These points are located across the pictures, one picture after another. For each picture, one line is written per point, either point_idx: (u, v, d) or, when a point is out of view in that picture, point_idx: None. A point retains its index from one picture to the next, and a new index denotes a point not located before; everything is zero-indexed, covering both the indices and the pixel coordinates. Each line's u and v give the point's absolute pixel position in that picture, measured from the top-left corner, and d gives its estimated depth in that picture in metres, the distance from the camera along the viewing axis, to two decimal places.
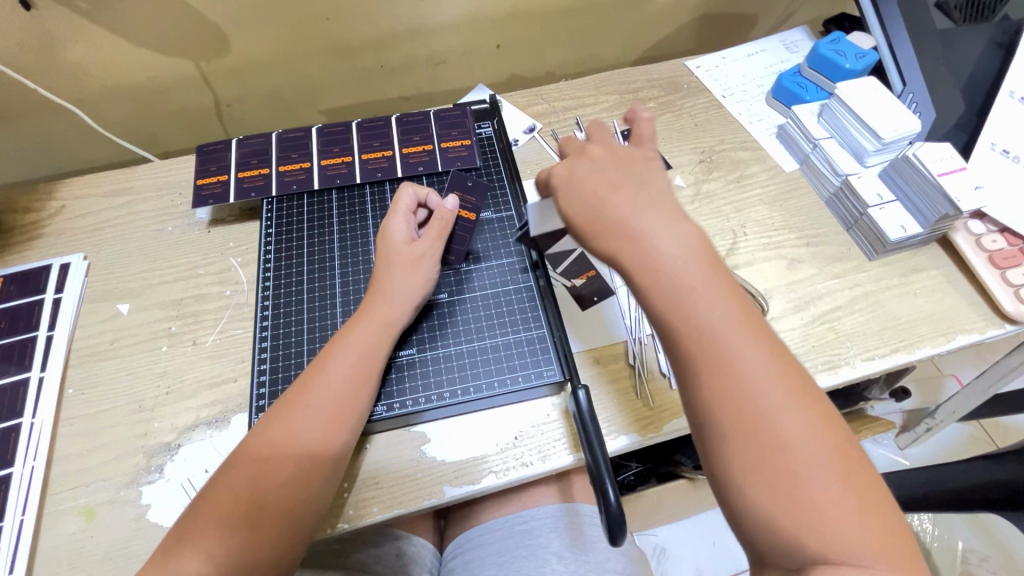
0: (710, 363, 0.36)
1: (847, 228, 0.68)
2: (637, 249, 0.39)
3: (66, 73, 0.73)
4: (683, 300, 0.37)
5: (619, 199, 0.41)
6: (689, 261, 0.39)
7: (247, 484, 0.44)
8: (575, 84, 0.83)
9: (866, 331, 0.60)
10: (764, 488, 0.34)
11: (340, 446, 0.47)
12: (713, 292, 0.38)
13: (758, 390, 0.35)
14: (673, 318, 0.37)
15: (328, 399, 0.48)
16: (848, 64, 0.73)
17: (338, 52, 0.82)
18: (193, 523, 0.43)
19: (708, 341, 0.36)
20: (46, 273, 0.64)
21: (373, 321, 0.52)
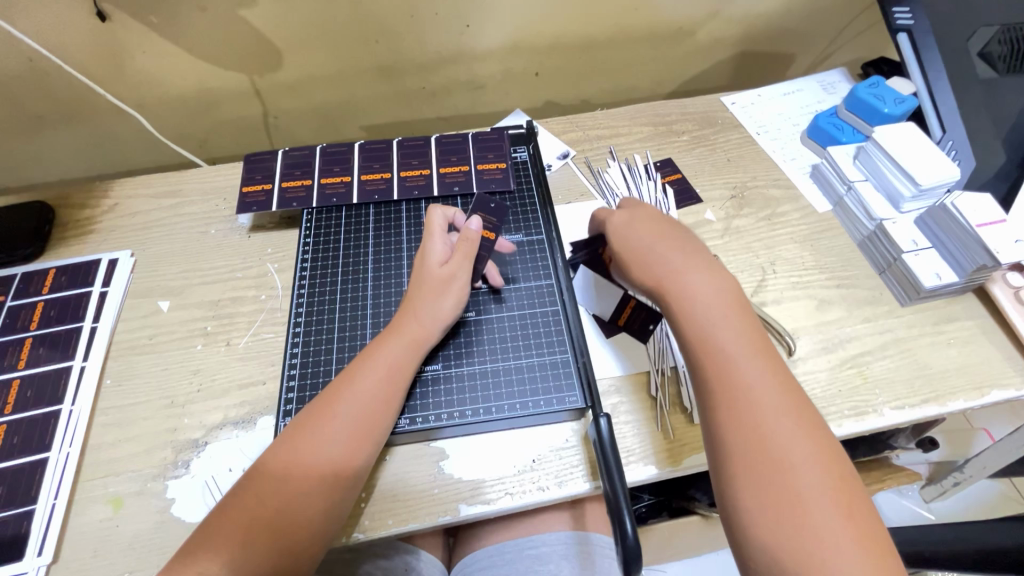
0: (729, 386, 0.44)
1: (880, 273, 0.67)
2: (678, 290, 0.50)
3: (130, 81, 0.78)
4: (711, 332, 0.46)
5: (663, 245, 0.54)
6: (723, 306, 0.48)
7: (272, 492, 0.45)
8: (611, 114, 0.84)
9: (895, 379, 0.59)
10: (762, 500, 0.39)
11: (363, 458, 0.49)
12: (738, 327, 0.47)
13: (772, 423, 0.42)
14: (703, 349, 0.46)
15: (356, 411, 0.49)
16: (886, 108, 0.73)
17: (383, 72, 0.85)
18: (217, 524, 0.44)
19: (728, 373, 0.44)
20: (95, 267, 0.67)
21: (403, 337, 0.54)
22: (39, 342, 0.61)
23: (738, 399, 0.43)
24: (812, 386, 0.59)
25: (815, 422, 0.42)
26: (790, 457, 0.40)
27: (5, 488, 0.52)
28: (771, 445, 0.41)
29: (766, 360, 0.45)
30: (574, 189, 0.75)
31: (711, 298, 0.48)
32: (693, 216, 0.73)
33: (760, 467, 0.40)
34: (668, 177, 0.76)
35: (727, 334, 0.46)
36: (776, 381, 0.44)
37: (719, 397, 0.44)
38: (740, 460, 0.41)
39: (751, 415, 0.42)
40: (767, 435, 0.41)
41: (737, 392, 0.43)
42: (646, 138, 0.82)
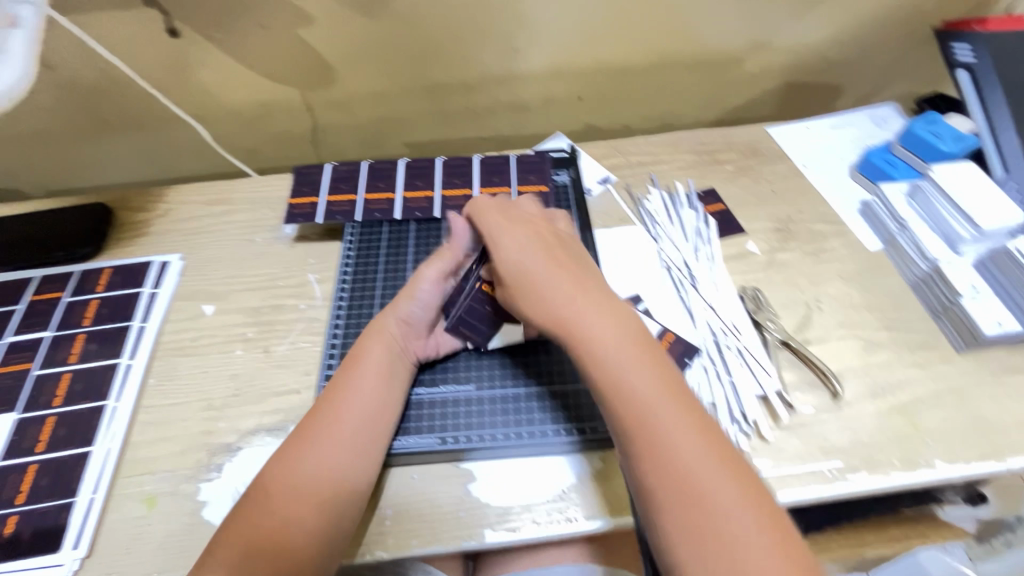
0: (641, 425, 0.43)
1: (934, 316, 0.64)
2: (578, 333, 0.47)
3: (191, 93, 0.82)
4: (617, 374, 0.45)
5: (551, 272, 0.51)
6: (619, 341, 0.46)
7: (264, 514, 0.45)
8: (652, 141, 0.84)
9: (950, 431, 0.56)
10: (694, 543, 0.39)
11: (356, 469, 0.49)
12: (641, 363, 0.46)
13: (688, 458, 0.42)
14: (613, 391, 0.45)
15: (343, 421, 0.50)
16: (944, 147, 0.71)
17: (430, 92, 0.87)
18: (226, 536, 0.45)
19: (640, 412, 0.44)
20: (147, 269, 0.70)
21: (381, 342, 0.55)
22: (91, 339, 0.63)
23: (653, 442, 0.42)
24: (858, 431, 0.56)
25: (719, 440, 0.43)
26: (705, 494, 0.40)
27: (48, 480, 0.54)
28: (685, 487, 0.41)
29: (668, 388, 0.45)
30: (614, 214, 0.75)
31: (611, 336, 0.47)
32: (735, 246, 0.71)
33: (682, 512, 0.40)
34: (710, 207, 0.75)
35: (632, 372, 0.45)
36: (678, 408, 0.44)
37: (637, 440, 0.43)
38: (665, 500, 0.41)
39: (665, 455, 0.42)
40: (682, 473, 0.41)
41: (649, 430, 0.43)
42: (688, 166, 0.81)
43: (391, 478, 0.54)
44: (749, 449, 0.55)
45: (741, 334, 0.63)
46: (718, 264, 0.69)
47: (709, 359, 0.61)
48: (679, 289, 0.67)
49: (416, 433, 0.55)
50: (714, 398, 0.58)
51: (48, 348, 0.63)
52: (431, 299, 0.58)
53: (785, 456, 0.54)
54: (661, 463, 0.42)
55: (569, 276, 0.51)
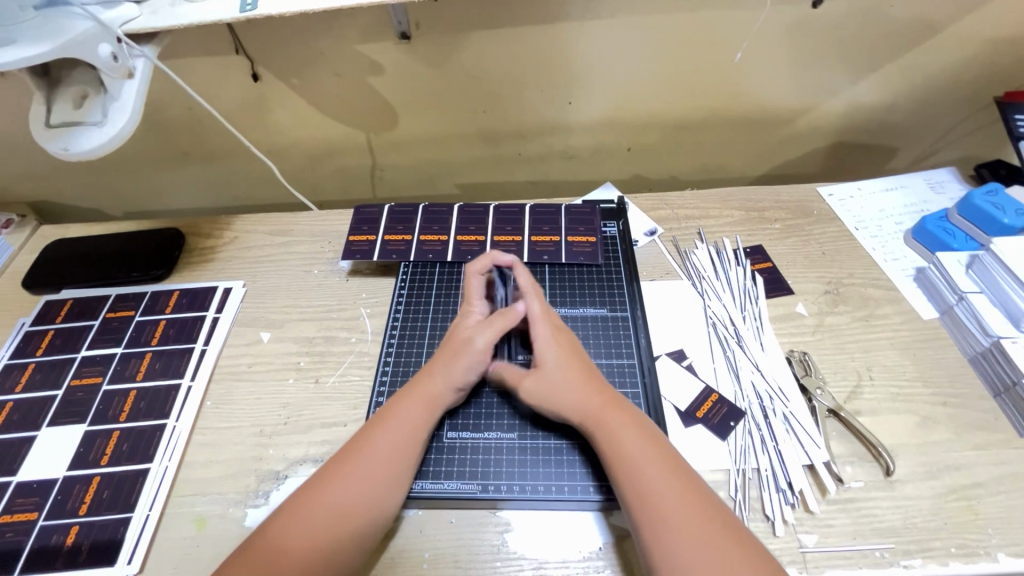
0: (660, 520, 0.46)
1: (995, 395, 0.62)
2: (605, 429, 0.53)
3: (265, 130, 0.88)
4: (637, 467, 0.49)
5: (579, 373, 0.57)
6: (640, 439, 0.51)
7: (276, 546, 0.47)
8: (700, 195, 0.85)
9: (1013, 520, 0.53)
10: None
11: (372, 511, 0.50)
12: (659, 460, 0.50)
13: (706, 555, 0.44)
14: (632, 484, 0.49)
15: (369, 464, 0.52)
16: (1006, 218, 0.69)
17: (484, 138, 0.91)
18: (240, 559, 0.46)
19: (659, 507, 0.47)
20: (212, 294, 0.74)
21: (423, 395, 0.57)
22: (157, 358, 0.67)
23: (654, 514, 0.47)
24: (912, 514, 0.54)
25: (723, 519, 0.46)
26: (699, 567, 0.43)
27: (109, 493, 0.57)
28: (685, 559, 0.44)
29: (674, 467, 0.50)
30: (660, 267, 0.75)
31: (624, 421, 0.53)
32: (783, 307, 0.71)
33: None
34: (757, 265, 0.75)
35: (640, 450, 0.51)
36: (688, 494, 0.48)
37: (655, 533, 0.46)
38: None
39: (682, 550, 0.44)
40: (681, 542, 0.45)
41: (667, 524, 0.46)
42: (736, 222, 0.81)
43: (428, 521, 0.54)
44: (794, 522, 0.53)
45: (788, 399, 0.62)
46: (766, 325, 0.68)
47: (754, 423, 0.60)
48: (724, 348, 0.67)
49: (458, 478, 0.56)
50: (759, 464, 0.57)
51: (118, 364, 0.67)
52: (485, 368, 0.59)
53: (834, 532, 0.53)
54: (660, 532, 0.46)
55: (593, 377, 0.57)
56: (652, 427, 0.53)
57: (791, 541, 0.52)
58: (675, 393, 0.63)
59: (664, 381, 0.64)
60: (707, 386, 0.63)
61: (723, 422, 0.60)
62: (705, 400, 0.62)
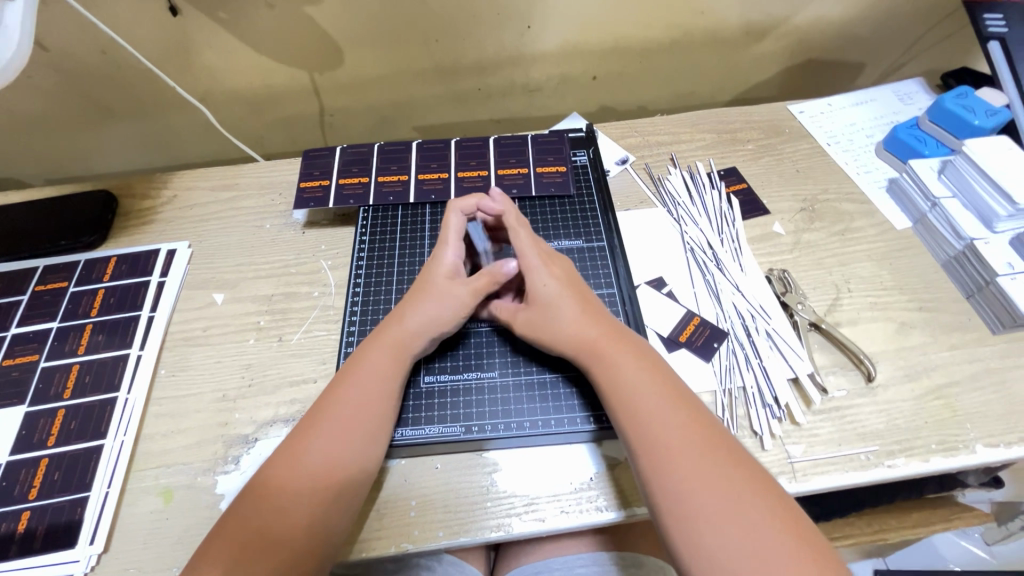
0: (654, 447, 0.45)
1: (968, 296, 0.62)
2: (600, 361, 0.51)
3: (196, 75, 0.79)
4: (633, 397, 0.48)
5: (572, 303, 0.54)
6: (635, 369, 0.49)
7: (257, 516, 0.44)
8: (671, 120, 0.82)
9: (989, 414, 0.54)
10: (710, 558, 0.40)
11: (352, 471, 0.47)
12: (655, 389, 0.48)
13: (705, 481, 0.42)
14: (627, 415, 0.47)
15: (339, 425, 0.48)
16: (977, 120, 0.68)
17: (440, 73, 0.84)
18: (222, 531, 0.44)
19: (655, 437, 0.45)
20: (154, 257, 0.68)
21: (387, 344, 0.53)
22: (99, 330, 0.61)
23: (651, 445, 0.45)
24: (894, 416, 0.54)
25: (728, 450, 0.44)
26: (700, 497, 0.42)
27: (61, 474, 0.52)
28: (685, 485, 0.43)
29: (672, 393, 0.48)
30: (635, 196, 0.72)
31: (625, 353, 0.51)
32: (760, 228, 0.69)
33: (675, 507, 0.42)
34: (732, 187, 0.73)
35: (636, 380, 0.49)
36: (688, 421, 0.46)
37: (650, 460, 0.45)
38: (679, 519, 0.42)
39: (679, 477, 0.43)
40: (681, 472, 0.43)
41: (662, 452, 0.44)
42: (709, 145, 0.78)
43: (411, 469, 0.52)
44: (782, 434, 0.53)
45: (770, 317, 0.61)
46: (743, 245, 0.67)
47: (737, 343, 0.59)
48: (704, 272, 0.65)
49: (440, 422, 0.54)
50: (744, 382, 0.56)
51: (55, 339, 0.61)
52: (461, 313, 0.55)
53: (820, 441, 0.53)
54: (661, 462, 0.44)
55: (587, 308, 0.54)
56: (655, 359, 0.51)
57: (779, 453, 0.52)
58: (658, 320, 0.61)
59: (647, 308, 0.62)
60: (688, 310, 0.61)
61: (706, 343, 0.59)
62: (689, 324, 0.60)
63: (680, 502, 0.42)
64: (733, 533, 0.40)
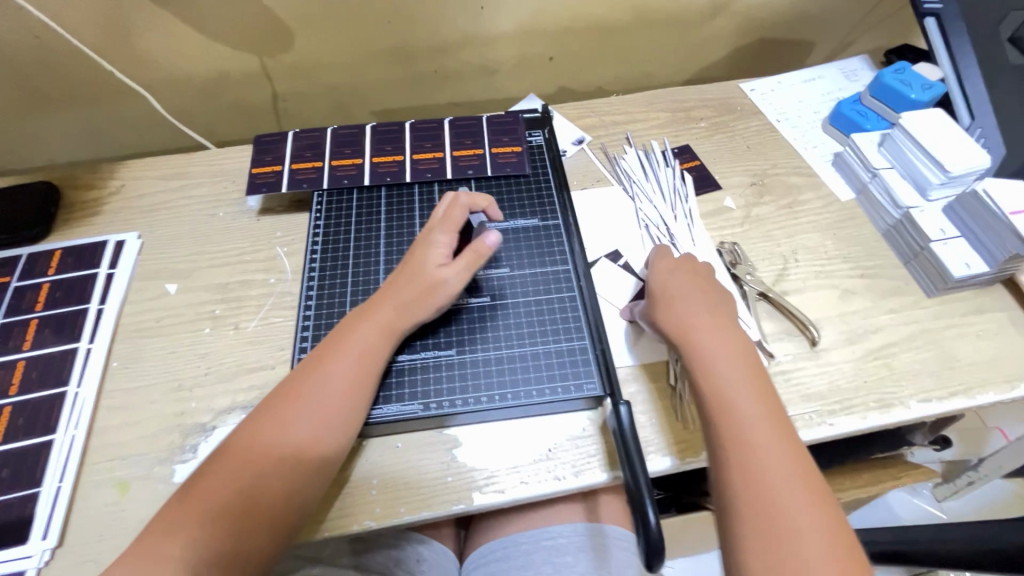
0: (736, 444, 0.44)
1: (905, 263, 0.65)
2: (693, 349, 0.50)
3: (138, 60, 0.76)
4: (728, 393, 0.47)
5: (680, 295, 0.54)
6: (734, 367, 0.48)
7: (229, 485, 0.45)
8: (627, 100, 0.83)
9: (923, 371, 0.57)
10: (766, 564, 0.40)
11: (329, 448, 0.48)
12: (751, 391, 0.47)
13: (781, 489, 0.42)
14: (714, 405, 0.47)
15: (320, 401, 0.48)
16: (913, 94, 0.71)
17: (395, 56, 0.83)
18: (188, 498, 0.44)
19: (739, 432, 0.45)
20: (102, 249, 0.66)
21: (378, 322, 0.53)
22: (45, 324, 0.60)
23: (738, 441, 0.44)
24: (836, 377, 0.57)
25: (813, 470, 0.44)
26: (787, 497, 0.42)
27: (10, 471, 0.51)
28: (763, 490, 0.42)
29: (766, 400, 0.47)
30: (590, 175, 0.74)
31: (731, 353, 0.49)
32: (712, 203, 0.71)
33: (761, 515, 0.41)
34: (686, 164, 0.75)
35: (732, 377, 0.48)
36: (777, 430, 0.45)
37: (731, 453, 0.44)
38: (747, 519, 0.42)
39: (757, 477, 0.43)
40: (762, 474, 0.43)
41: (746, 450, 0.44)
42: (663, 124, 0.80)
43: (374, 448, 0.53)
44: None
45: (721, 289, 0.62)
46: (696, 221, 0.68)
47: None
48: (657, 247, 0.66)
49: (398, 402, 0.54)
50: None
51: None
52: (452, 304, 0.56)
53: None
54: (744, 459, 0.44)
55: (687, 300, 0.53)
56: (758, 365, 0.49)
57: None
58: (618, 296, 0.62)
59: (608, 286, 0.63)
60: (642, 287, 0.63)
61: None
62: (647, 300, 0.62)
63: (769, 512, 0.41)
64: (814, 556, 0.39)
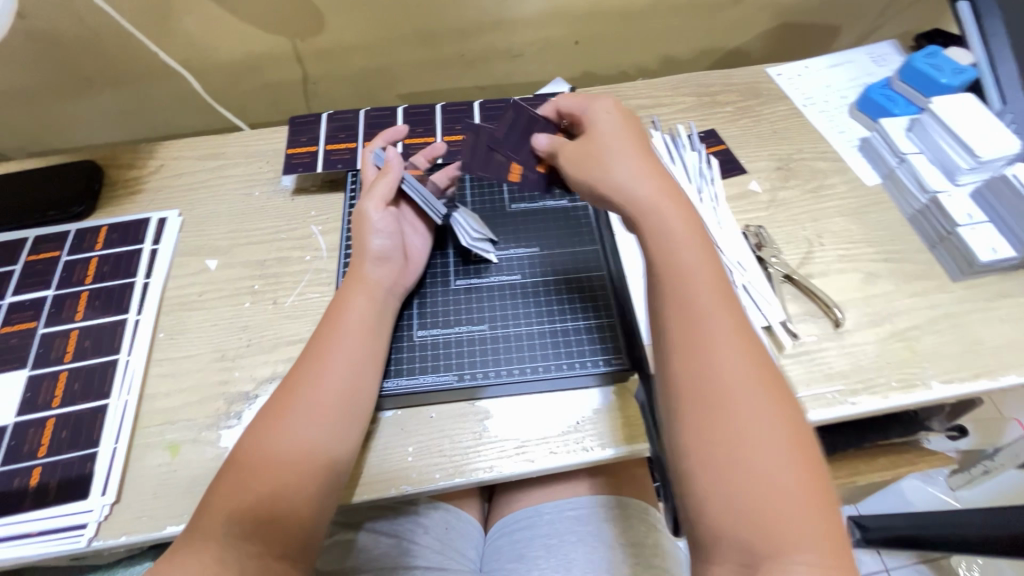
0: (684, 318, 0.44)
1: (931, 247, 0.66)
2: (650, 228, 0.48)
3: (176, 43, 0.79)
4: (677, 272, 0.46)
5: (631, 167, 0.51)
6: (686, 243, 0.47)
7: (261, 463, 0.45)
8: (653, 84, 0.83)
9: (945, 353, 0.58)
10: (701, 430, 0.41)
11: (342, 417, 0.49)
12: (699, 267, 0.46)
13: (726, 363, 0.42)
14: (665, 282, 0.46)
15: (327, 370, 0.50)
16: (944, 79, 0.71)
17: (423, 39, 0.85)
18: (225, 478, 0.45)
19: (688, 307, 0.45)
20: (145, 226, 0.69)
21: (360, 288, 0.56)
22: (95, 296, 0.63)
23: (687, 317, 0.44)
24: (858, 357, 0.58)
25: (762, 358, 0.43)
26: (730, 370, 0.42)
27: (68, 433, 0.54)
28: (709, 362, 0.42)
29: (716, 280, 0.46)
30: None
31: (694, 259, 0.47)
32: (737, 186, 0.72)
33: (703, 399, 0.41)
34: (712, 148, 0.75)
35: (683, 254, 0.47)
36: (726, 309, 0.45)
37: (679, 329, 0.44)
38: (687, 390, 0.42)
39: (700, 351, 0.43)
40: (708, 348, 0.43)
41: (691, 324, 0.44)
42: (689, 108, 0.80)
43: (408, 419, 0.55)
44: None
45: (747, 271, 0.64)
46: (722, 204, 0.69)
47: None
48: None
49: (434, 372, 0.57)
50: None
51: (51, 306, 0.62)
52: (389, 228, 0.59)
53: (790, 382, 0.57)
54: (692, 333, 0.44)
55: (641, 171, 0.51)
56: (711, 249, 0.48)
57: None
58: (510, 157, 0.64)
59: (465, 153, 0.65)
60: (529, 126, 0.63)
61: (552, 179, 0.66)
62: (512, 164, 0.64)
63: (712, 396, 0.41)
64: (765, 449, 0.39)
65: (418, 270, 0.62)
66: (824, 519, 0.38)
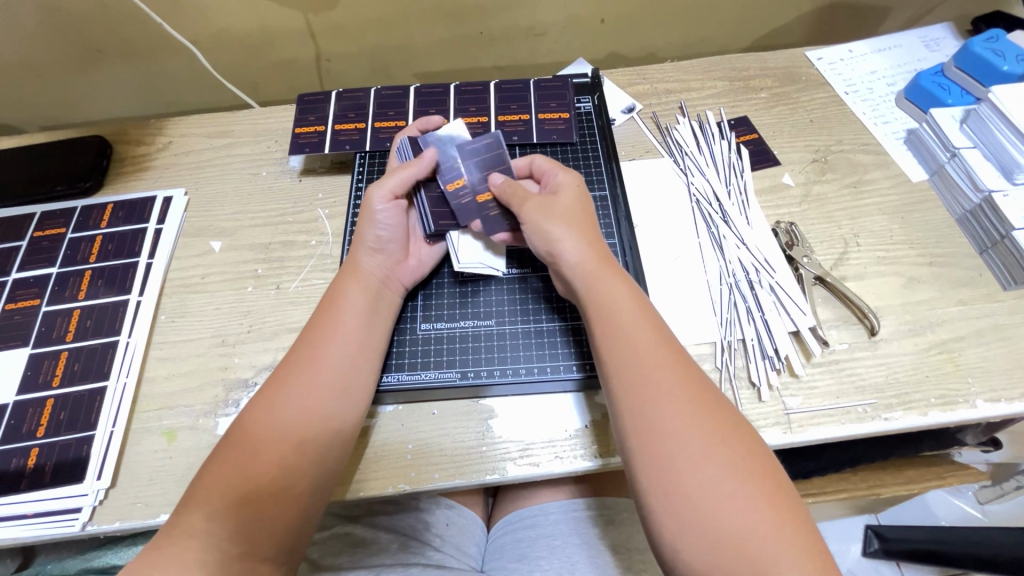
0: (625, 380, 0.43)
1: (981, 251, 0.60)
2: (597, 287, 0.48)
3: (186, 17, 0.76)
4: (617, 333, 0.45)
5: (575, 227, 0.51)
6: (625, 301, 0.47)
7: (246, 458, 0.43)
8: (682, 66, 0.78)
9: (992, 368, 0.53)
10: (660, 494, 0.39)
11: (329, 415, 0.47)
12: (639, 327, 0.46)
13: (672, 420, 0.41)
14: (607, 343, 0.45)
15: (315, 365, 0.48)
16: (1006, 66, 0.64)
17: (440, 15, 0.80)
18: (210, 470, 0.44)
19: (630, 366, 0.44)
20: (150, 204, 0.67)
21: (358, 281, 0.53)
22: (98, 275, 0.61)
23: (630, 378, 0.43)
24: (894, 369, 0.54)
25: (711, 405, 0.42)
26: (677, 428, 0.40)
27: (66, 414, 0.53)
28: (657, 420, 0.41)
29: (657, 336, 0.45)
30: (639, 145, 0.70)
31: (625, 296, 0.47)
32: (769, 179, 0.67)
33: (656, 461, 0.40)
34: (743, 137, 0.70)
35: (623, 312, 0.46)
36: (670, 362, 0.44)
37: (623, 390, 0.43)
38: (639, 453, 0.41)
39: (644, 411, 0.42)
40: (654, 406, 0.41)
41: (633, 384, 0.43)
42: (720, 93, 0.75)
43: (408, 414, 0.53)
44: (780, 385, 0.53)
45: (775, 271, 0.59)
46: (751, 199, 0.65)
47: (740, 295, 0.59)
48: (709, 225, 0.63)
49: (437, 368, 0.54)
50: (744, 334, 0.56)
51: (55, 284, 0.61)
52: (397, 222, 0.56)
53: (818, 393, 0.53)
54: (635, 394, 0.43)
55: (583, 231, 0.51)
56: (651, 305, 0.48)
57: (776, 405, 0.52)
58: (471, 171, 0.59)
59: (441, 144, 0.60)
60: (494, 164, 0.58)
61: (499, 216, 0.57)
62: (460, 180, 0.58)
63: (664, 457, 0.40)
64: (727, 502, 0.37)
65: (422, 263, 0.58)
66: (799, 541, 0.36)
